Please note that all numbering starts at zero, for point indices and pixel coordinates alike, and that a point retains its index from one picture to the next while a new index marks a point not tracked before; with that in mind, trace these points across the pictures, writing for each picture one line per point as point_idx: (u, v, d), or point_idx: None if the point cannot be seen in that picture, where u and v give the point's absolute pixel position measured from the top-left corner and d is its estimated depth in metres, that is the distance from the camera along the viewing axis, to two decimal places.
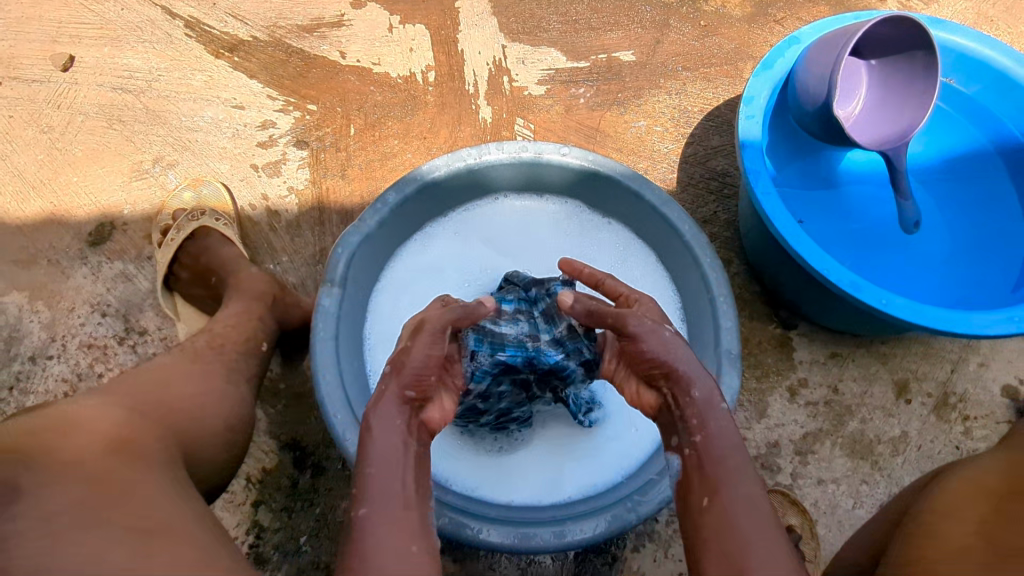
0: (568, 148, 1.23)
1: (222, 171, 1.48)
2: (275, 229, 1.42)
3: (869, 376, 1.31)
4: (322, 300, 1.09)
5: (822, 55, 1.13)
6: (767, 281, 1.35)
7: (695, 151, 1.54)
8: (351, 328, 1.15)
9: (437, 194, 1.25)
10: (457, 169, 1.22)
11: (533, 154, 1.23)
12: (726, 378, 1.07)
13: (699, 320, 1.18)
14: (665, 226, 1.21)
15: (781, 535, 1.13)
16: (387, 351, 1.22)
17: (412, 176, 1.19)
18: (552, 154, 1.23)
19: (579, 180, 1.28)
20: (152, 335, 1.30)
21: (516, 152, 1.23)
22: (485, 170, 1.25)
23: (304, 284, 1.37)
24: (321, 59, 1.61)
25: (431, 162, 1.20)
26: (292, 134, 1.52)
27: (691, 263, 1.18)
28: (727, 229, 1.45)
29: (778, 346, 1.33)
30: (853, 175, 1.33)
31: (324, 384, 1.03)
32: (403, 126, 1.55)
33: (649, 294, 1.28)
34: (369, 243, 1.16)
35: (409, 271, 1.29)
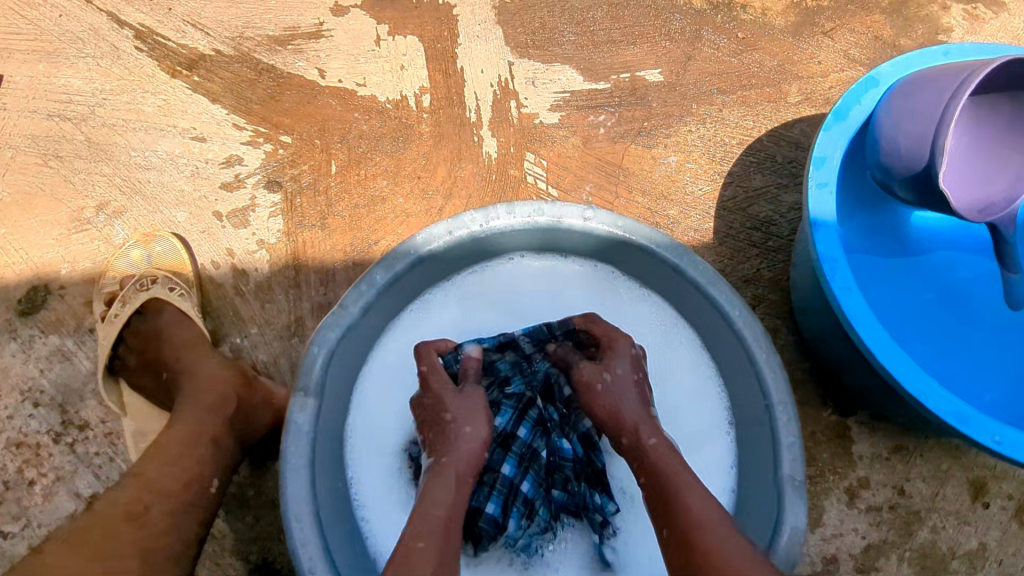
0: (593, 212, 1.01)
1: (179, 221, 1.25)
2: (243, 293, 1.20)
3: (940, 475, 1.12)
4: (293, 414, 0.88)
5: (923, 109, 0.90)
6: (822, 362, 1.14)
7: (734, 195, 1.32)
8: (328, 441, 0.94)
9: (434, 265, 1.03)
10: (459, 238, 1.00)
11: (550, 218, 1.01)
12: (792, 513, 0.87)
13: (753, 426, 0.97)
14: (710, 309, 1.00)
15: None
16: (370, 458, 0.99)
17: (403, 248, 0.97)
18: (574, 218, 1.01)
19: (606, 245, 1.06)
20: (94, 430, 1.08)
21: (530, 216, 1.01)
22: (493, 236, 1.03)
23: (277, 362, 1.16)
24: (295, 79, 1.37)
25: (428, 231, 0.98)
26: (262, 172, 1.29)
27: (743, 358, 0.98)
28: (773, 290, 1.24)
29: (834, 437, 1.14)
30: (933, 240, 1.12)
31: (298, 530, 0.83)
32: (393, 162, 1.32)
33: (690, 383, 1.06)
34: (351, 335, 0.94)
35: (399, 351, 1.04)
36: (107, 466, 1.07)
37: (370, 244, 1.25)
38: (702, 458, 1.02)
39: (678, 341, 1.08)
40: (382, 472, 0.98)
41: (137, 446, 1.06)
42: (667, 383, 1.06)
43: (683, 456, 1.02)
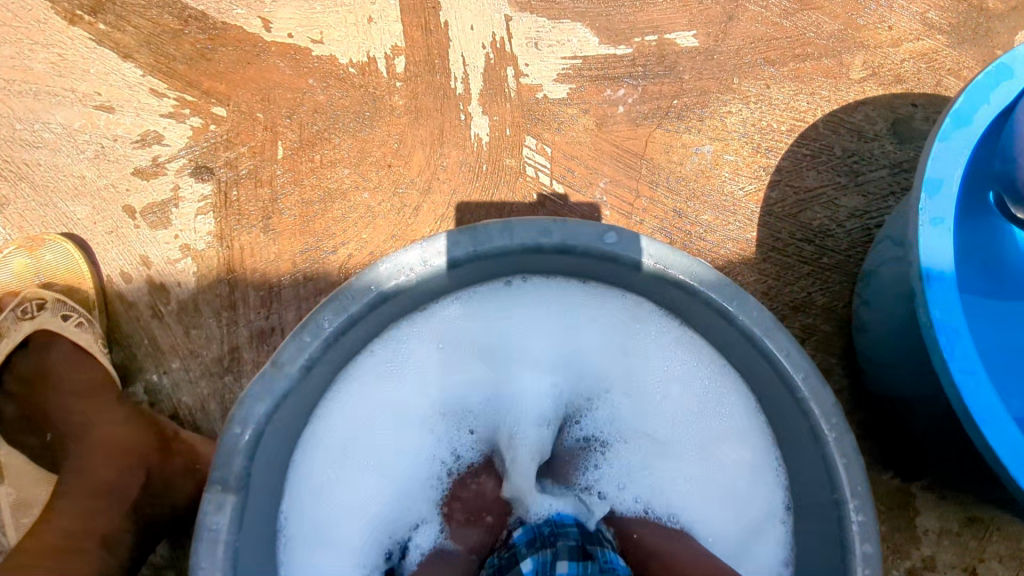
0: (617, 234, 0.75)
1: (79, 217, 0.97)
2: (161, 314, 0.94)
3: (1020, 555, 0.92)
4: (206, 517, 0.64)
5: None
6: (888, 416, 0.92)
7: (782, 197, 1.07)
8: (261, 540, 0.71)
9: (403, 298, 0.77)
10: (437, 266, 0.74)
11: (559, 242, 0.74)
12: None
13: (814, 520, 0.75)
14: (766, 367, 0.76)
15: None
16: (321, 549, 0.76)
17: (360, 284, 0.71)
18: (591, 242, 0.75)
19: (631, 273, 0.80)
20: None
21: (533, 239, 0.74)
22: (484, 263, 0.77)
23: (205, 404, 0.92)
24: (232, 30, 1.07)
25: (395, 260, 0.72)
26: (187, 155, 1.01)
27: (807, 434, 0.74)
28: (826, 320, 1.01)
29: (895, 507, 0.93)
30: None
31: None
32: (357, 145, 1.04)
33: (728, 450, 0.83)
34: (287, 402, 0.70)
35: (354, 405, 0.80)
36: None
37: (326, 251, 0.99)
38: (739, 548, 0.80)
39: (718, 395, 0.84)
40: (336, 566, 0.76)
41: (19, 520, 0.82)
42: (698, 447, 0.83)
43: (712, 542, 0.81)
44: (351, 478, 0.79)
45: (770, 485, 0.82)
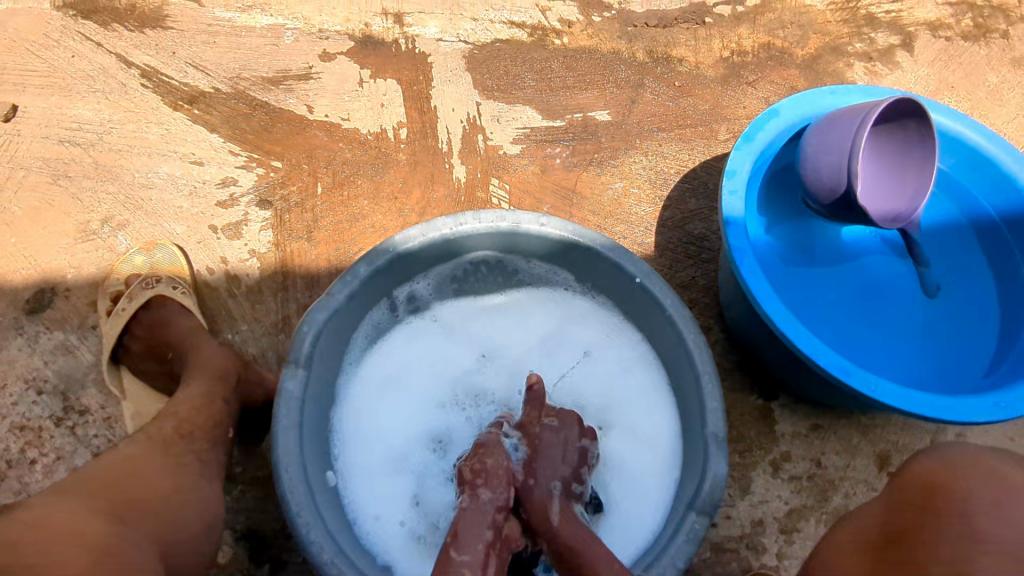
0: (547, 219, 1.17)
1: (177, 233, 1.39)
2: (235, 295, 1.34)
3: (850, 448, 1.29)
4: (285, 383, 1.00)
5: (837, 144, 1.15)
6: (747, 352, 1.31)
7: (673, 215, 1.52)
8: (314, 412, 1.06)
9: (411, 264, 1.19)
10: (432, 239, 1.16)
11: (511, 224, 1.17)
12: (714, 463, 1.01)
13: (685, 397, 1.12)
14: (647, 300, 1.15)
15: None
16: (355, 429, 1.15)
17: (384, 247, 1.13)
18: (531, 223, 1.17)
19: (561, 248, 1.22)
20: (93, 415, 1.19)
21: (494, 221, 1.17)
22: (461, 240, 1.19)
23: (265, 356, 1.29)
24: (287, 113, 1.54)
25: (406, 232, 1.14)
26: (254, 193, 1.44)
27: (674, 338, 1.12)
28: (706, 295, 1.43)
29: (759, 418, 1.30)
30: (838, 248, 1.32)
31: (286, 477, 0.94)
32: (373, 185, 1.49)
33: (635, 382, 1.22)
34: (336, 319, 1.09)
35: (381, 368, 1.22)
36: (106, 445, 1.17)
37: (352, 254, 1.41)
38: (648, 449, 1.16)
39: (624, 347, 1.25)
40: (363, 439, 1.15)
41: (135, 427, 1.17)
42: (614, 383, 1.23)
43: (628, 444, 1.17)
44: (383, 416, 1.18)
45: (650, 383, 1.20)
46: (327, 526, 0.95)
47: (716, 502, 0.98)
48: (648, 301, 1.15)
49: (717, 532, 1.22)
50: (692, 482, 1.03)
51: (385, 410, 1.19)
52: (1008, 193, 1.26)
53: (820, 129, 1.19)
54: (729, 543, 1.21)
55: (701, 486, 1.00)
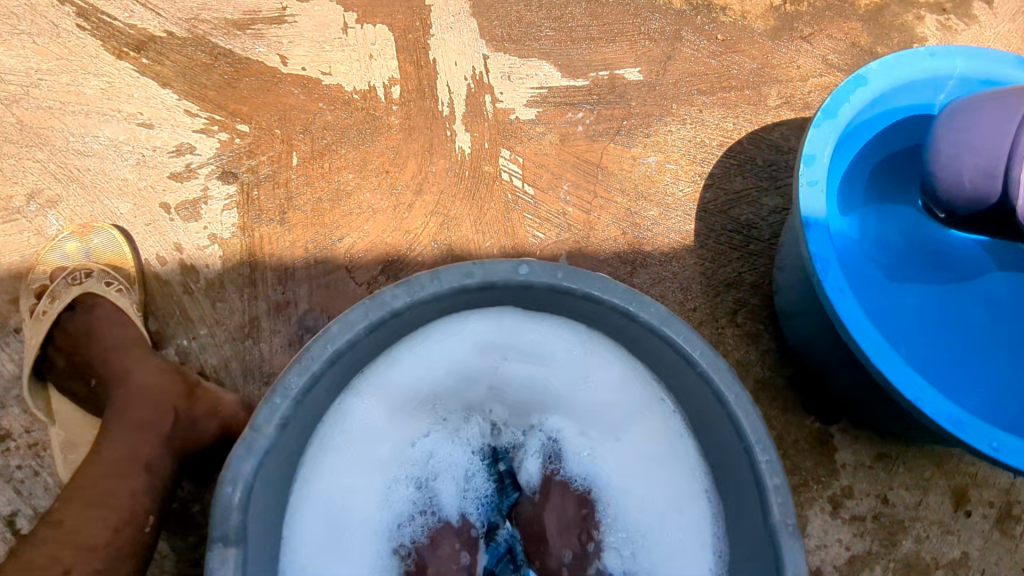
0: (528, 267, 0.90)
1: (121, 212, 1.14)
2: (191, 291, 1.10)
3: (923, 483, 1.10)
4: (234, 462, 0.79)
5: (988, 144, 0.94)
6: (803, 367, 1.11)
7: (715, 197, 1.28)
8: (276, 468, 0.85)
9: (374, 339, 0.91)
10: (391, 315, 0.88)
11: (481, 279, 0.89)
12: (789, 562, 0.81)
13: (734, 469, 0.91)
14: (675, 357, 0.91)
15: None
16: (324, 535, 0.90)
17: (332, 329, 0.84)
18: (506, 274, 0.90)
19: (549, 296, 0.94)
20: (14, 440, 0.98)
21: (461, 279, 0.89)
22: (427, 306, 0.91)
23: (228, 366, 1.07)
24: (256, 65, 1.27)
25: (374, 301, 0.86)
26: (215, 163, 1.19)
27: (710, 400, 0.90)
28: (754, 295, 1.21)
29: (817, 445, 1.10)
30: (902, 255, 1.13)
31: None
32: (360, 155, 1.23)
33: (662, 442, 0.98)
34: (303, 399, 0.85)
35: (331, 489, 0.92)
36: (29, 480, 0.96)
37: (333, 240, 1.17)
38: (694, 530, 0.94)
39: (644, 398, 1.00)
40: (338, 545, 0.90)
41: (65, 456, 0.96)
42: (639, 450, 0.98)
43: (675, 526, 0.94)
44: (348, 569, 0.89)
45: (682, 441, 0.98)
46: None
47: None
48: (677, 360, 0.91)
49: None
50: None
51: (354, 548, 0.90)
52: None
53: (961, 119, 0.97)
54: None
55: None
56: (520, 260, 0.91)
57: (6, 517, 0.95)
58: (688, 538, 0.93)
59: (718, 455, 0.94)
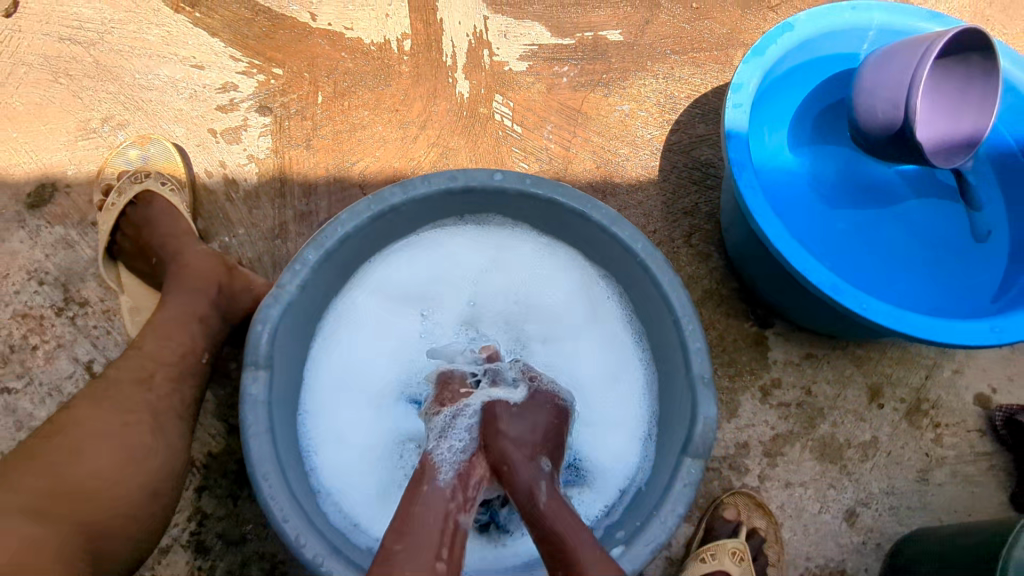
0: (501, 174, 1.10)
1: (177, 135, 1.38)
2: (233, 199, 1.34)
3: (842, 379, 1.29)
4: (266, 309, 0.99)
5: (896, 77, 1.12)
6: (744, 278, 1.31)
7: (680, 139, 1.48)
8: (297, 324, 1.06)
9: (377, 229, 1.11)
10: (391, 208, 1.08)
11: (462, 183, 1.09)
12: (703, 408, 1.01)
13: (665, 342, 1.11)
14: (619, 250, 1.11)
15: (744, 540, 1.13)
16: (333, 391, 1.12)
17: (346, 214, 1.05)
18: (484, 180, 1.10)
19: (520, 203, 1.15)
20: (92, 307, 1.22)
21: (446, 182, 1.09)
22: (420, 204, 1.12)
23: (261, 260, 1.30)
24: (289, 19, 1.48)
25: (379, 195, 1.07)
26: (254, 99, 1.41)
27: (649, 285, 1.10)
28: (708, 221, 1.40)
29: (753, 344, 1.30)
30: (836, 188, 1.30)
31: (252, 412, 0.94)
32: (375, 96, 1.45)
33: (610, 333, 1.19)
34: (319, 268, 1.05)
35: (342, 358, 1.15)
36: (104, 337, 1.21)
37: (350, 163, 1.39)
38: (630, 401, 1.16)
39: (598, 297, 1.21)
40: (342, 399, 1.12)
41: (133, 319, 1.20)
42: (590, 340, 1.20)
43: (616, 398, 1.16)
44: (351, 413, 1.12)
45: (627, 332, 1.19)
46: (300, 507, 0.93)
47: (707, 444, 1.00)
48: (622, 253, 1.11)
49: None
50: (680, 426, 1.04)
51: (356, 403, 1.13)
52: None
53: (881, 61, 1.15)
54: (711, 462, 1.22)
55: (692, 430, 1.01)
56: (496, 169, 1.12)
57: (85, 364, 1.19)
58: (625, 407, 1.15)
59: (656, 336, 1.14)
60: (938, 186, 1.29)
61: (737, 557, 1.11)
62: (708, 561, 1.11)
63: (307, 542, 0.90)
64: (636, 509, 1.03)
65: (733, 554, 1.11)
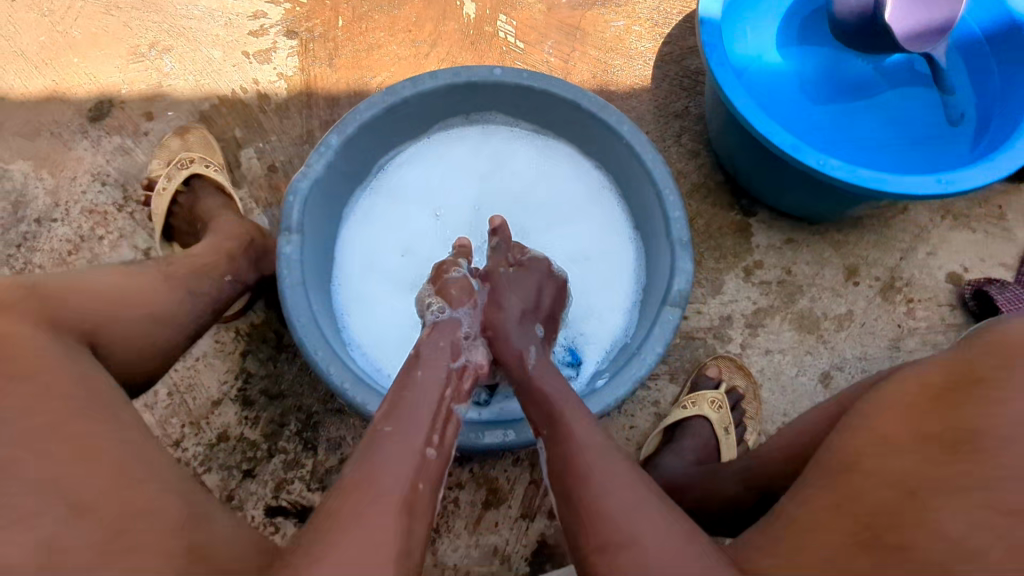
0: (500, 69, 1.22)
1: (215, 58, 1.53)
2: (265, 111, 1.49)
3: (821, 260, 1.39)
4: (295, 183, 1.14)
5: None
6: (729, 169, 1.42)
7: (672, 51, 1.58)
8: (325, 203, 1.21)
9: (389, 122, 1.24)
10: (403, 100, 1.21)
11: (465, 78, 1.22)
12: (680, 262, 1.13)
13: (651, 217, 1.23)
14: (608, 135, 1.23)
15: (723, 392, 1.24)
16: (356, 268, 1.28)
17: (363, 104, 1.18)
18: (484, 74, 1.22)
19: (518, 97, 1.27)
20: (148, 203, 1.40)
21: (450, 76, 1.21)
22: (428, 99, 1.25)
23: (292, 163, 1.46)
24: None
25: (392, 87, 1.20)
26: (282, 24, 1.56)
27: (634, 163, 1.21)
28: (697, 123, 1.52)
29: (737, 231, 1.41)
30: (817, 83, 1.40)
31: (286, 267, 1.10)
32: (389, 19, 1.58)
33: (602, 218, 1.32)
34: (340, 154, 1.19)
35: (363, 242, 1.30)
36: (159, 228, 1.39)
37: (369, 78, 1.54)
38: (619, 277, 1.28)
39: (590, 187, 1.34)
40: (363, 276, 1.28)
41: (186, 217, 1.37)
42: (585, 226, 1.32)
43: (606, 274, 1.29)
44: (371, 286, 1.27)
45: (617, 217, 1.32)
46: (328, 343, 1.07)
47: (685, 294, 1.11)
48: (611, 136, 1.23)
49: (687, 322, 1.34)
50: (661, 284, 1.15)
51: (375, 279, 1.28)
52: (995, 9, 1.28)
53: None
54: (697, 332, 1.34)
55: (670, 283, 1.12)
56: (495, 65, 1.24)
57: (143, 251, 1.38)
58: (615, 281, 1.28)
59: (642, 215, 1.26)
60: (914, 79, 1.37)
61: (716, 405, 1.22)
62: (688, 407, 1.23)
63: (334, 370, 1.05)
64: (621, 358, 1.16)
65: (712, 403, 1.22)
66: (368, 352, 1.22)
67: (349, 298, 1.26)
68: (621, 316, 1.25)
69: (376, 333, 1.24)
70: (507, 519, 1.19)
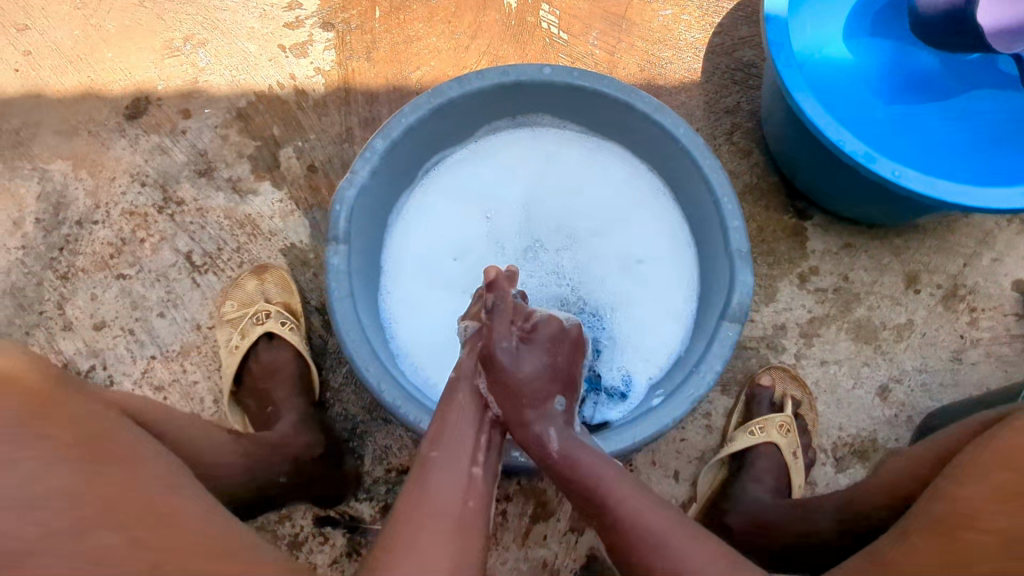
0: (550, 68, 1.16)
1: (250, 52, 1.49)
2: (303, 108, 1.45)
3: (880, 266, 1.34)
4: (342, 191, 1.10)
5: None
6: (784, 170, 1.35)
7: (723, 42, 1.50)
8: (370, 210, 1.17)
9: (434, 124, 1.20)
10: (449, 102, 1.16)
11: (514, 78, 1.16)
12: (740, 275, 1.08)
13: (707, 226, 1.18)
14: (664, 138, 1.17)
15: (790, 415, 1.20)
16: (401, 275, 1.26)
17: (410, 108, 1.13)
18: (534, 74, 1.16)
19: (569, 96, 1.22)
20: (188, 205, 1.39)
21: (498, 77, 1.15)
22: (474, 100, 1.19)
23: (331, 162, 1.42)
24: None
25: (438, 88, 1.14)
26: (318, 16, 1.51)
27: (690, 169, 1.16)
28: (749, 120, 1.45)
29: (792, 235, 1.35)
30: (881, 80, 1.32)
31: (335, 279, 1.07)
32: (428, 10, 1.52)
33: (652, 223, 1.28)
34: (385, 160, 1.15)
35: (409, 249, 1.28)
36: (200, 231, 1.37)
37: (408, 72, 1.49)
38: (671, 285, 1.25)
39: (640, 190, 1.30)
40: (409, 283, 1.26)
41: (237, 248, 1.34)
42: (634, 231, 1.29)
43: (657, 282, 1.25)
44: (418, 294, 1.25)
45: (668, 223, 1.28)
46: (379, 358, 1.05)
47: (745, 309, 1.06)
48: (666, 140, 1.17)
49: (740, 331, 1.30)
50: (719, 297, 1.11)
51: (422, 286, 1.26)
52: None
53: None
54: (750, 341, 1.30)
55: (730, 297, 1.07)
56: (545, 64, 1.18)
57: (185, 254, 1.36)
58: (667, 290, 1.24)
59: (697, 222, 1.22)
60: (986, 75, 1.29)
61: (784, 430, 1.18)
62: (757, 434, 1.17)
63: (386, 387, 1.02)
64: (675, 372, 1.13)
65: (780, 428, 1.18)
66: (416, 361, 1.20)
67: (396, 306, 1.24)
68: (673, 326, 1.22)
69: (424, 343, 1.22)
70: (556, 533, 1.20)
